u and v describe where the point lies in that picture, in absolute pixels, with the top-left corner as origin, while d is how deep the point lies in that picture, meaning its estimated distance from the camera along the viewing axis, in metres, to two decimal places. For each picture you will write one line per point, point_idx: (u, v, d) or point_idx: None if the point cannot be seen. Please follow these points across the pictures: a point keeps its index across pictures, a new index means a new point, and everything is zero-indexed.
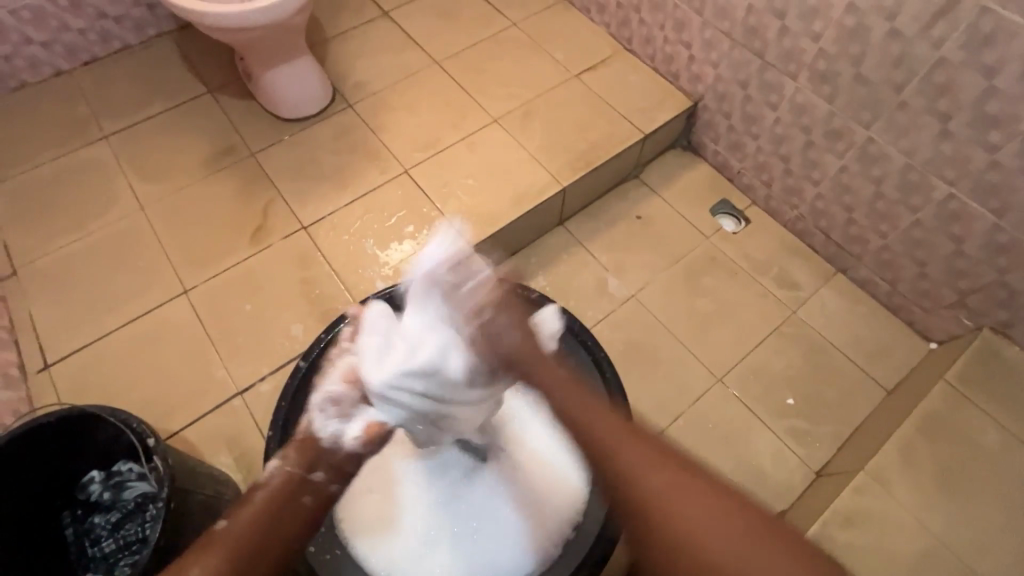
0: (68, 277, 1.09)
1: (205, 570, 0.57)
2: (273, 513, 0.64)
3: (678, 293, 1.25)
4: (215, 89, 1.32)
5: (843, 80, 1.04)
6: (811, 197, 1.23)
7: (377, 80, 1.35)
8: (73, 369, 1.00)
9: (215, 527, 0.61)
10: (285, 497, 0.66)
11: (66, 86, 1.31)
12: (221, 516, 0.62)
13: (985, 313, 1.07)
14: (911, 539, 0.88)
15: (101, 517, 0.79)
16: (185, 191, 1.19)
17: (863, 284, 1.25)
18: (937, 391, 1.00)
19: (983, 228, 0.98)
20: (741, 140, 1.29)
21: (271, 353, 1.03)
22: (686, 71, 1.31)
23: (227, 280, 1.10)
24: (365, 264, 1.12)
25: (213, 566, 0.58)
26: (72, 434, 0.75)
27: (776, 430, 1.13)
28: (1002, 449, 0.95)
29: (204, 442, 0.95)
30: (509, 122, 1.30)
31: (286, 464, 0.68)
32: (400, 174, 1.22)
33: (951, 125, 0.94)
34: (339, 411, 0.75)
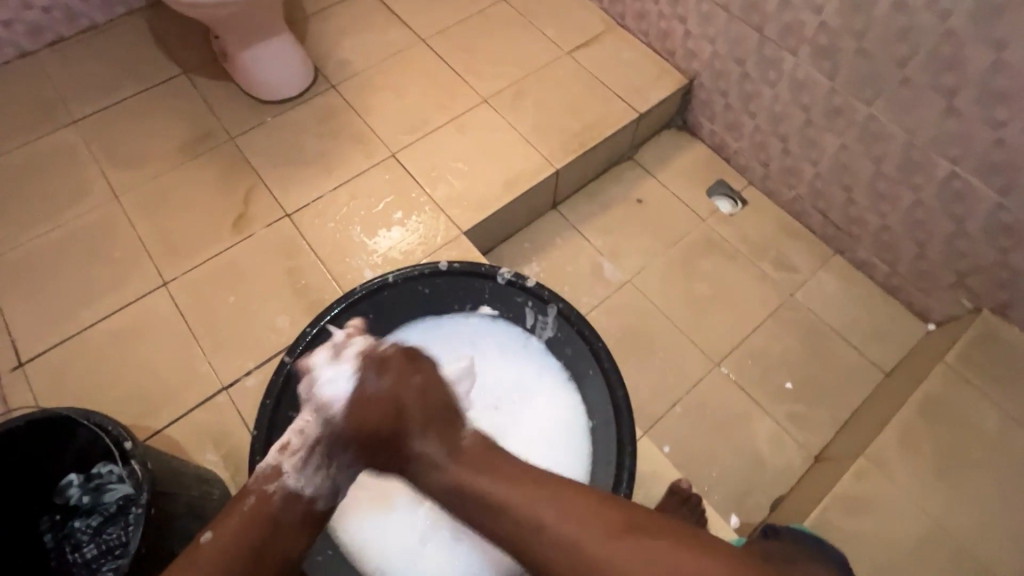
0: (39, 270, 1.04)
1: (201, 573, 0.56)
2: (260, 525, 0.61)
3: (675, 278, 1.23)
4: (190, 70, 1.25)
5: (845, 55, 1.00)
6: (809, 177, 1.20)
7: (360, 60, 1.29)
8: (48, 367, 0.96)
9: (201, 539, 0.59)
10: (267, 514, 0.62)
11: (32, 69, 1.24)
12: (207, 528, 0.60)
13: (985, 294, 1.05)
14: (911, 524, 0.87)
15: (82, 522, 0.77)
16: (162, 178, 1.13)
17: (862, 266, 1.23)
18: (937, 373, 0.99)
19: (986, 208, 0.96)
20: (739, 119, 1.26)
21: (256, 347, 0.99)
22: (681, 47, 1.27)
23: (208, 271, 1.05)
24: (352, 252, 1.08)
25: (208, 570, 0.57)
26: (45, 438, 0.71)
27: (773, 415, 1.12)
28: (1001, 430, 0.94)
29: (189, 440, 0.92)
30: (499, 102, 1.25)
31: (261, 483, 0.64)
32: (388, 158, 1.18)
33: (956, 101, 0.91)
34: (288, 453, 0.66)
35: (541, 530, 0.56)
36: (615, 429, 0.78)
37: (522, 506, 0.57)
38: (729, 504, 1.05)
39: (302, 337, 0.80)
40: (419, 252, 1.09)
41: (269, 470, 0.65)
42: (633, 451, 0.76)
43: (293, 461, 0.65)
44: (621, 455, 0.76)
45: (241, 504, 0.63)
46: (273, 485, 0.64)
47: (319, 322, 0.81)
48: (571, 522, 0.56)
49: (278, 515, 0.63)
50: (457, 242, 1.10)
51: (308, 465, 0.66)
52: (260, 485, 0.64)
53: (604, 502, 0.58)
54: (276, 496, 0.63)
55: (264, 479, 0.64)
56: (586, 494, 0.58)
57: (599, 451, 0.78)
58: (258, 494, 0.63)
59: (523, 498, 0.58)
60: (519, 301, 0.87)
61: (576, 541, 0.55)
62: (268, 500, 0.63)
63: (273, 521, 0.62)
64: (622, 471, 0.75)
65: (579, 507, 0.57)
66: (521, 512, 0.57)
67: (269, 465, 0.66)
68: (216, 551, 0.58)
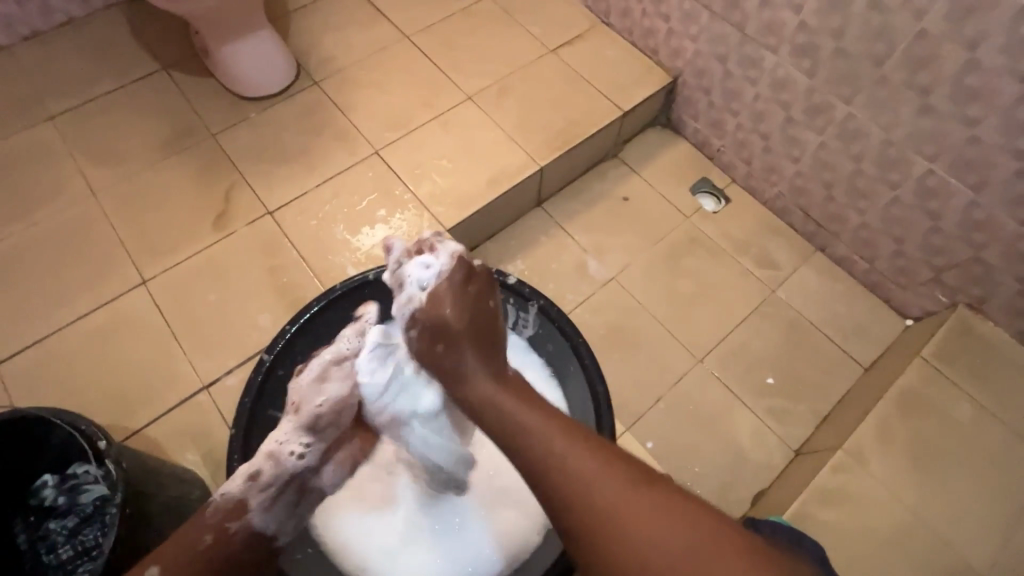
0: (13, 269, 1.02)
1: None
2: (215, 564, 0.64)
3: (658, 274, 1.24)
4: (170, 66, 1.24)
5: (824, 53, 1.01)
6: (790, 174, 1.21)
7: (344, 56, 1.28)
8: (24, 367, 0.95)
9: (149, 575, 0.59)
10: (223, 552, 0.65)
11: (6, 64, 1.21)
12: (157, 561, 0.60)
13: (961, 289, 1.07)
14: (887, 516, 0.89)
15: (57, 523, 0.75)
16: (141, 175, 1.12)
17: (842, 262, 1.25)
18: (913, 367, 1.01)
19: (960, 204, 0.98)
20: (721, 118, 1.27)
21: (237, 346, 0.99)
22: (664, 45, 1.27)
23: (188, 269, 1.04)
24: (335, 250, 1.07)
25: None
26: (18, 438, 0.70)
27: (755, 410, 1.13)
28: (975, 423, 0.96)
29: (168, 440, 0.91)
30: (483, 99, 1.25)
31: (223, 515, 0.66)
32: (371, 155, 1.17)
33: (931, 99, 0.93)
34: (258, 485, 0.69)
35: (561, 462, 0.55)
36: (595, 422, 0.78)
37: (549, 442, 0.57)
38: (711, 498, 1.06)
39: (282, 334, 0.80)
40: None
41: (232, 503, 0.67)
42: (614, 444, 0.76)
43: (258, 496, 0.69)
44: None
45: (203, 538, 0.64)
46: (234, 522, 0.67)
47: (300, 320, 0.81)
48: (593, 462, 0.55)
49: (236, 550, 0.66)
50: None
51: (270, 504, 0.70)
52: (219, 520, 0.66)
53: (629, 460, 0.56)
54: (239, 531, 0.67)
55: (224, 515, 0.66)
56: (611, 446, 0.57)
57: None
58: (217, 530, 0.65)
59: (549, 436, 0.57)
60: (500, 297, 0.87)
61: (594, 481, 0.53)
62: (227, 536, 0.66)
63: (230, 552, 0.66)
64: None
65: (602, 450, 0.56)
66: (548, 445, 0.57)
67: (232, 496, 0.68)
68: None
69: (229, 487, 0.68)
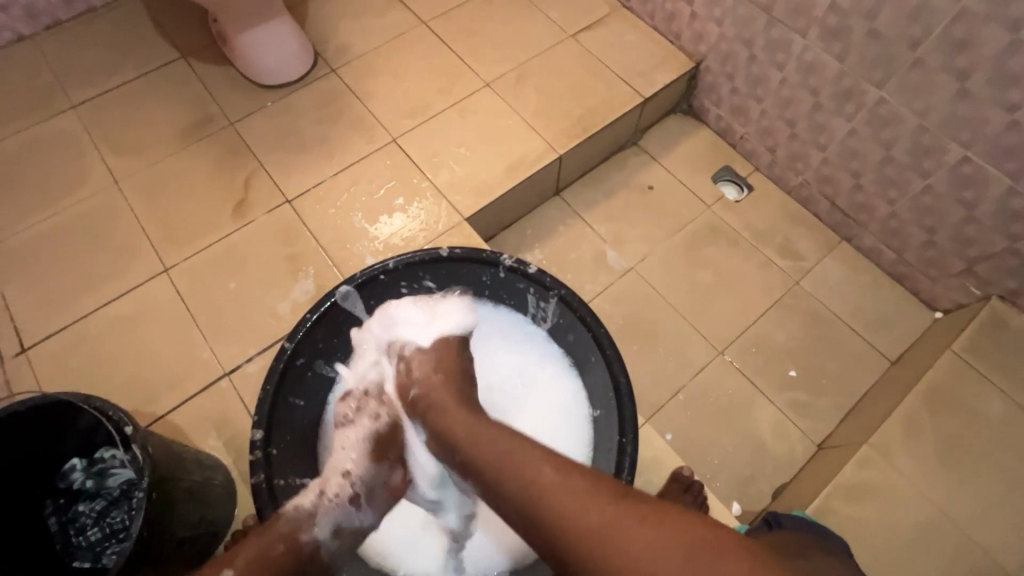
0: (39, 257, 1.04)
1: None
2: None
3: (678, 265, 1.22)
4: (188, 54, 1.24)
5: (855, 36, 0.98)
6: (816, 162, 1.18)
7: (361, 43, 1.27)
8: (51, 354, 0.96)
9: None
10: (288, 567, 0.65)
11: (30, 53, 1.22)
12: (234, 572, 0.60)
13: (994, 281, 1.04)
14: (913, 512, 0.87)
15: (85, 505, 0.78)
16: (162, 164, 1.13)
17: (869, 253, 1.21)
18: (943, 361, 0.98)
19: (998, 193, 0.94)
20: (746, 104, 1.24)
21: (258, 333, 0.99)
22: (687, 29, 1.24)
23: (208, 257, 1.05)
24: (354, 239, 1.07)
25: None
26: (47, 422, 0.71)
27: (777, 403, 1.11)
28: (1006, 419, 0.93)
29: (190, 426, 0.92)
30: (502, 86, 1.23)
31: (293, 524, 0.66)
32: (389, 144, 1.16)
33: (969, 83, 0.89)
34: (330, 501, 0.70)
35: (540, 488, 0.57)
36: (617, 415, 0.76)
37: (525, 474, 0.58)
38: (731, 491, 1.05)
39: (303, 323, 0.80)
40: (421, 239, 1.08)
41: (304, 512, 0.67)
42: (636, 438, 0.74)
43: (333, 504, 0.70)
44: (622, 442, 0.74)
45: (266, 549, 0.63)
46: (305, 534, 0.66)
47: (320, 309, 0.81)
48: (567, 481, 0.56)
49: (310, 557, 0.67)
50: (459, 229, 1.09)
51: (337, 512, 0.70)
52: (291, 531, 0.66)
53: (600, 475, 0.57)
54: (310, 544, 0.66)
55: (297, 527, 0.66)
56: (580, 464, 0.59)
57: (601, 439, 0.78)
58: (289, 542, 0.65)
59: (527, 462, 0.59)
60: (522, 288, 0.86)
61: (571, 501, 0.54)
62: (299, 547, 0.65)
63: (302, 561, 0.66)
64: (624, 458, 0.73)
65: (577, 470, 0.58)
66: (526, 477, 0.58)
67: (305, 507, 0.68)
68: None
69: (300, 502, 0.68)
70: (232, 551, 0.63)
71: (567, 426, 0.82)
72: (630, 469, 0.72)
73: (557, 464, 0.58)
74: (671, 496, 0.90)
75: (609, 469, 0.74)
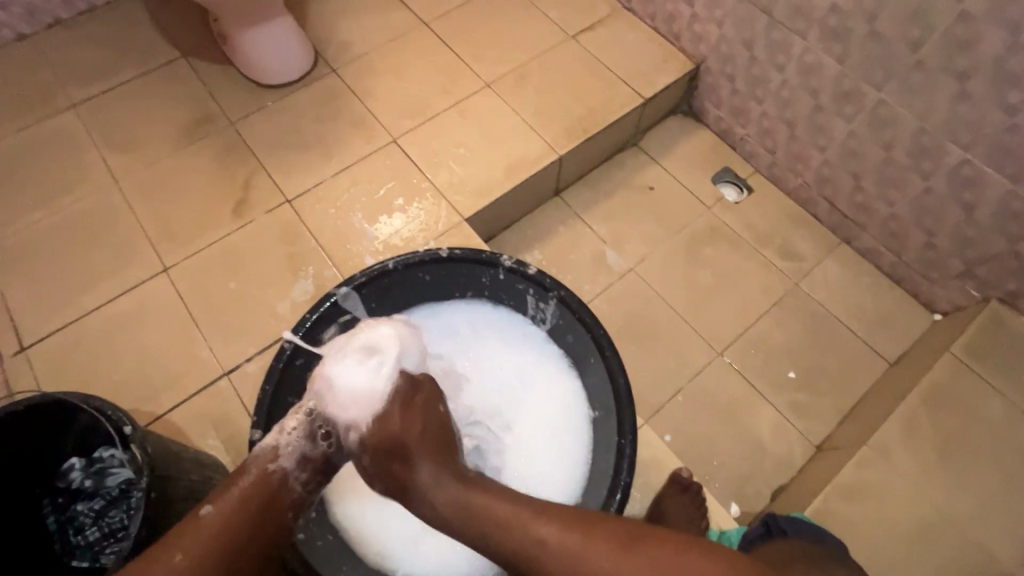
0: (39, 256, 1.04)
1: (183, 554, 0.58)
2: (247, 521, 0.62)
3: (678, 266, 1.22)
4: (188, 54, 1.24)
5: (856, 37, 0.98)
6: (816, 163, 1.18)
7: (361, 43, 1.27)
8: (50, 353, 0.96)
9: (202, 511, 0.61)
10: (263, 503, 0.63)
11: (30, 52, 1.22)
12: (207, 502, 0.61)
13: (994, 283, 1.04)
14: (913, 514, 0.87)
15: (84, 505, 0.76)
16: (162, 163, 1.13)
17: (869, 254, 1.21)
18: (942, 363, 0.98)
19: (997, 194, 0.94)
20: (746, 105, 1.24)
21: (257, 333, 0.99)
22: (688, 30, 1.24)
23: (208, 257, 1.05)
24: (353, 238, 1.07)
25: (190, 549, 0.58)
26: (45, 421, 0.71)
27: (776, 404, 1.11)
28: (1006, 420, 0.93)
29: (190, 425, 0.92)
30: (502, 86, 1.23)
31: (261, 459, 0.65)
32: (389, 144, 1.16)
33: (969, 85, 0.89)
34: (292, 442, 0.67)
35: (546, 548, 0.56)
36: (616, 416, 0.76)
37: (526, 526, 0.58)
38: (730, 492, 1.05)
39: (303, 323, 0.80)
40: (420, 239, 1.08)
41: (268, 451, 0.66)
42: (635, 440, 0.74)
43: (294, 441, 0.67)
44: (621, 443, 0.74)
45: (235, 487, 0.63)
46: (274, 465, 0.65)
47: (319, 308, 0.81)
48: (573, 534, 0.56)
49: (280, 491, 0.65)
50: (459, 229, 1.10)
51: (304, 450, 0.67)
52: (259, 465, 0.65)
53: (602, 520, 0.57)
54: (278, 475, 0.65)
55: (265, 459, 0.65)
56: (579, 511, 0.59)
57: (599, 439, 0.78)
58: (259, 472, 0.64)
59: (528, 517, 0.58)
60: (521, 288, 0.86)
61: (583, 555, 0.55)
62: (268, 479, 0.64)
63: (271, 495, 0.64)
64: (623, 460, 0.73)
65: (580, 521, 0.57)
66: (526, 530, 0.57)
67: (269, 445, 0.66)
68: (215, 526, 0.60)
69: (272, 438, 0.67)
70: (214, 489, 0.64)
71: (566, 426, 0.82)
72: (629, 470, 0.72)
73: (555, 519, 0.58)
74: (669, 497, 0.90)
75: (607, 470, 0.75)
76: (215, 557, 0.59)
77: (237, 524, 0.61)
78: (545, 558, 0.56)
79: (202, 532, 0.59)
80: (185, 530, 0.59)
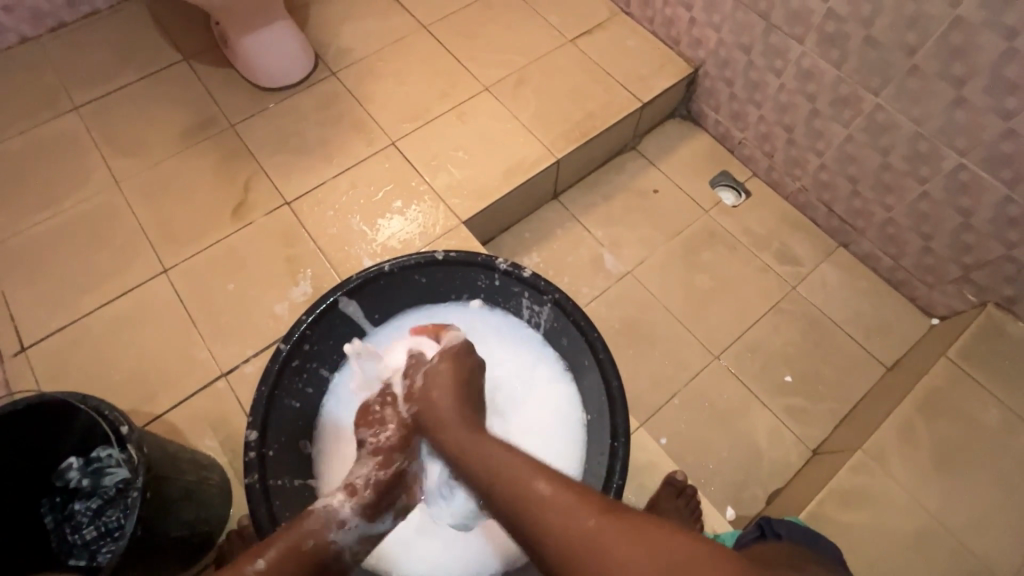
0: (40, 258, 1.05)
1: None
2: None
3: (675, 269, 1.22)
4: (190, 56, 1.25)
5: (853, 43, 0.98)
6: (814, 168, 1.18)
7: (361, 47, 1.28)
8: (50, 353, 0.97)
9: (254, 570, 0.56)
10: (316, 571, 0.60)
11: (34, 55, 1.24)
12: (263, 560, 0.56)
13: (991, 288, 1.04)
14: (909, 519, 0.87)
15: (82, 504, 0.77)
16: (163, 164, 1.14)
17: (866, 259, 1.21)
18: (938, 367, 0.98)
19: (993, 200, 0.94)
20: (744, 109, 1.24)
21: (256, 334, 1.00)
22: (686, 35, 1.25)
23: (207, 258, 1.06)
24: (351, 241, 1.08)
25: None
26: (46, 421, 0.72)
27: (773, 408, 1.11)
28: (1001, 426, 0.93)
29: (188, 426, 0.93)
30: (500, 90, 1.24)
31: (321, 524, 0.63)
32: (387, 147, 1.17)
33: (965, 91, 0.89)
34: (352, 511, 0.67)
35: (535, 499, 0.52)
36: (609, 418, 0.76)
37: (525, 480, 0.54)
38: (726, 496, 1.05)
39: (298, 325, 0.80)
40: (419, 242, 1.09)
41: (330, 516, 0.65)
42: (627, 440, 0.74)
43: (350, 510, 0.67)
44: (613, 446, 0.74)
45: (294, 542, 0.60)
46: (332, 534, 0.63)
47: (315, 310, 0.81)
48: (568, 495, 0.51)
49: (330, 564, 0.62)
50: (456, 232, 1.10)
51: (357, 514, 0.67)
52: (322, 528, 0.63)
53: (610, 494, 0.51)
54: (335, 547, 0.63)
55: (324, 526, 0.63)
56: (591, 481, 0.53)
57: (594, 442, 0.78)
58: (320, 540, 0.62)
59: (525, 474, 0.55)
60: (517, 291, 0.86)
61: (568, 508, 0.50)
62: (327, 545, 0.62)
63: (326, 564, 0.62)
64: (615, 463, 0.73)
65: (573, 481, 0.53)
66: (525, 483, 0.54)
67: (331, 510, 0.65)
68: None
69: (333, 503, 0.66)
70: (252, 545, 0.59)
71: (563, 430, 0.83)
72: (622, 472, 0.72)
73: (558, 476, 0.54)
74: (664, 500, 0.90)
75: (600, 472, 0.74)
76: None
77: None
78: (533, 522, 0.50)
79: None
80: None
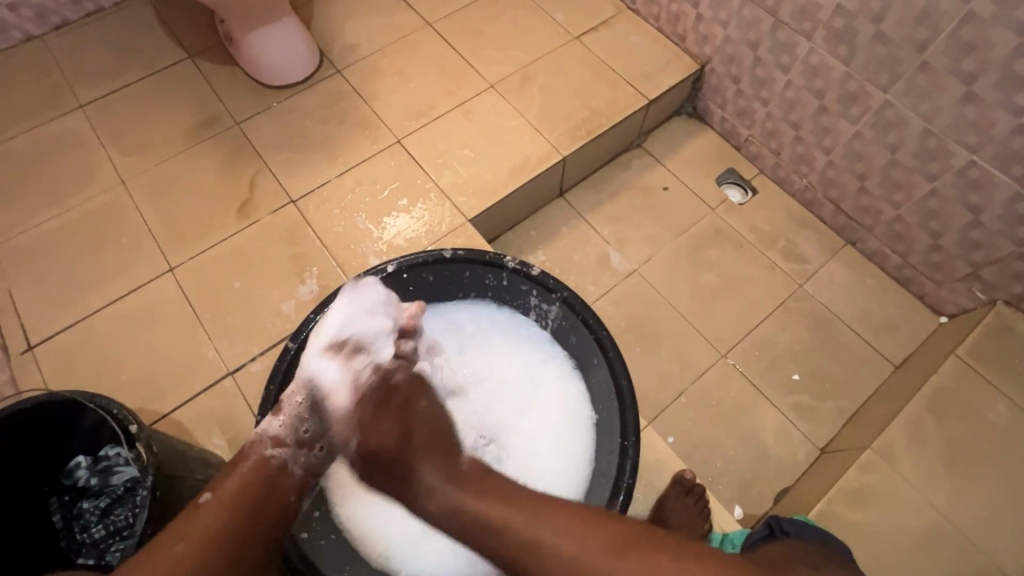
0: (46, 256, 1.05)
1: (174, 536, 0.56)
2: (245, 511, 0.60)
3: (682, 267, 1.22)
4: (195, 54, 1.25)
5: (861, 38, 0.97)
6: (821, 165, 1.18)
7: (366, 44, 1.28)
8: (57, 351, 0.97)
9: (200, 498, 0.60)
10: (258, 490, 0.62)
11: (38, 53, 1.23)
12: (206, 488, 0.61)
13: (1000, 286, 1.03)
14: (918, 518, 0.86)
15: (90, 503, 0.77)
16: (169, 162, 1.13)
17: (874, 256, 1.21)
18: (947, 366, 0.98)
19: (1004, 197, 0.94)
20: (750, 106, 1.24)
21: (262, 333, 1.00)
22: (693, 31, 1.24)
23: (213, 257, 1.06)
24: (357, 239, 1.08)
25: (177, 536, 0.56)
26: (56, 419, 0.72)
27: (780, 407, 1.11)
28: (1012, 424, 0.93)
29: (194, 425, 0.93)
30: (506, 87, 1.23)
31: (257, 445, 0.66)
32: (393, 144, 1.17)
33: (977, 87, 0.88)
34: (283, 429, 0.67)
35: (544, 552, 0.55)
36: (618, 418, 0.77)
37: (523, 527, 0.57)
38: (733, 495, 1.04)
39: (305, 324, 0.80)
40: (425, 239, 1.08)
41: (265, 436, 0.66)
42: (638, 439, 0.75)
43: (282, 428, 0.67)
44: (624, 444, 0.75)
45: (236, 470, 0.63)
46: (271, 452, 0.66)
47: (323, 309, 0.82)
48: (573, 545, 0.55)
49: (275, 481, 0.64)
50: (462, 230, 1.10)
51: (294, 432, 0.67)
52: (256, 451, 0.65)
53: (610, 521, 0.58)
54: (276, 463, 0.65)
55: (260, 446, 0.66)
56: (588, 513, 0.58)
57: (603, 440, 0.78)
58: (256, 459, 0.64)
59: (527, 520, 0.57)
60: (525, 288, 0.86)
61: (579, 547, 0.55)
62: (268, 462, 0.65)
63: (271, 482, 0.64)
64: (626, 461, 0.74)
65: (571, 521, 0.57)
66: (526, 531, 0.56)
67: (265, 431, 0.67)
68: (214, 509, 0.59)
69: (266, 425, 0.68)
70: (213, 478, 0.64)
71: (572, 429, 0.82)
72: (632, 471, 0.73)
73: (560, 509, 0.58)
74: (672, 498, 0.90)
75: (610, 471, 0.75)
76: (213, 538, 0.57)
77: (233, 515, 0.59)
78: (546, 566, 0.56)
79: (201, 512, 0.59)
80: (184, 515, 0.59)
